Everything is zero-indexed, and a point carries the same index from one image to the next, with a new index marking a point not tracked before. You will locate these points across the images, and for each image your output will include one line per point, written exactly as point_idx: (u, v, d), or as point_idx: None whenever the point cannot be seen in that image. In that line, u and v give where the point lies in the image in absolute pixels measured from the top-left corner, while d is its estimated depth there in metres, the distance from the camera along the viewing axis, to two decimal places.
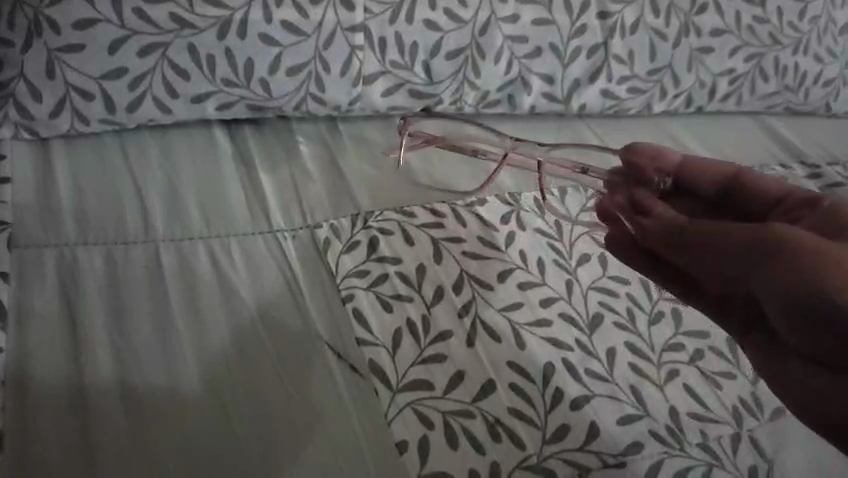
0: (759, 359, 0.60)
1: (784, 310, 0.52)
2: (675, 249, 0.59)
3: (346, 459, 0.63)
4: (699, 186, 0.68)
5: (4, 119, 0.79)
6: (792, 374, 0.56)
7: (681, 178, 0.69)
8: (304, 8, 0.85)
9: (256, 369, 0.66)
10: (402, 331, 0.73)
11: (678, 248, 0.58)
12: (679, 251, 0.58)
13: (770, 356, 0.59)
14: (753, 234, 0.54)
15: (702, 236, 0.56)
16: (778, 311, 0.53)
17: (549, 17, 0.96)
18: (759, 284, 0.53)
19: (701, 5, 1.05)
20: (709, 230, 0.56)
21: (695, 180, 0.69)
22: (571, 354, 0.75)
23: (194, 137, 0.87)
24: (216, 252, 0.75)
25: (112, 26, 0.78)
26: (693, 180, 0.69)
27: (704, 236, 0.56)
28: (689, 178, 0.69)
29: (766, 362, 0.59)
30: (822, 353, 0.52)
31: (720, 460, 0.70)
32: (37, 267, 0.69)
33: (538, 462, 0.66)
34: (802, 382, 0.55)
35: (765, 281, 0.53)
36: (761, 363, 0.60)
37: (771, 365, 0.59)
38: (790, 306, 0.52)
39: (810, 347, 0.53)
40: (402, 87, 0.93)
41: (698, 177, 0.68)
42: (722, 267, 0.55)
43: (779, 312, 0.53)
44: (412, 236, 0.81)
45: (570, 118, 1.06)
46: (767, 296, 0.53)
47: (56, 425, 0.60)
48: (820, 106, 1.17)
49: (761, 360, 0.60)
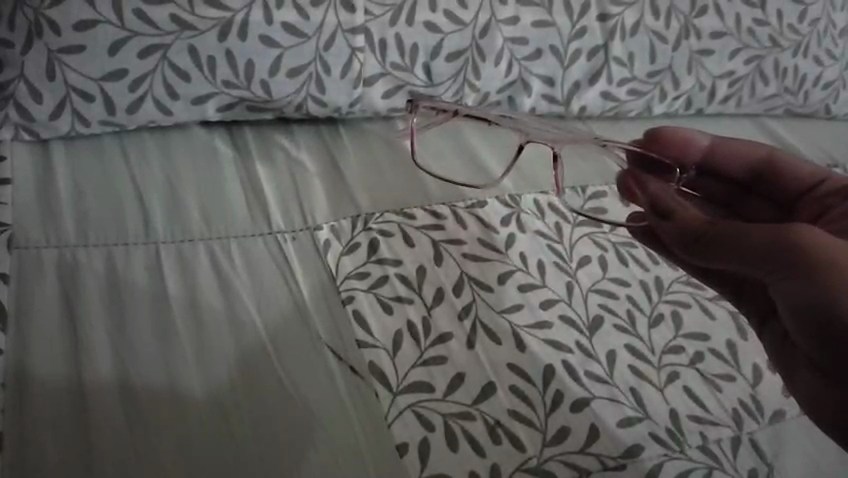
0: (775, 356, 0.67)
1: (797, 315, 0.55)
2: (696, 250, 0.59)
3: (346, 459, 0.63)
4: (726, 170, 0.74)
5: (4, 120, 0.79)
6: (799, 375, 0.63)
7: (708, 163, 0.75)
8: (304, 9, 0.85)
9: (260, 371, 0.66)
10: (402, 333, 0.73)
11: (699, 248, 0.59)
12: (699, 252, 0.59)
13: (784, 358, 0.65)
14: (772, 235, 0.54)
15: (721, 237, 0.57)
16: (793, 312, 0.56)
17: (549, 19, 0.96)
18: (778, 285, 0.55)
19: (701, 7, 1.05)
20: (727, 231, 0.57)
21: (722, 165, 0.74)
22: (571, 356, 0.75)
23: (194, 138, 0.87)
24: (216, 253, 0.75)
25: (112, 28, 0.78)
26: (721, 165, 0.74)
27: (722, 236, 0.57)
28: (717, 163, 0.74)
29: (782, 360, 0.65)
30: (822, 361, 0.58)
31: (720, 463, 0.70)
32: (37, 268, 0.69)
33: (538, 464, 0.66)
34: (808, 383, 0.61)
35: (783, 284, 0.54)
36: (776, 359, 0.66)
37: (785, 360, 0.65)
38: (802, 314, 0.55)
39: (814, 354, 0.58)
40: (402, 89, 0.93)
41: (727, 162, 0.74)
42: (741, 268, 0.56)
43: (793, 317, 0.56)
44: (412, 238, 0.81)
45: (570, 120, 1.05)
46: (783, 297, 0.56)
47: (56, 427, 0.59)
48: (819, 108, 1.17)
49: (776, 354, 0.66)
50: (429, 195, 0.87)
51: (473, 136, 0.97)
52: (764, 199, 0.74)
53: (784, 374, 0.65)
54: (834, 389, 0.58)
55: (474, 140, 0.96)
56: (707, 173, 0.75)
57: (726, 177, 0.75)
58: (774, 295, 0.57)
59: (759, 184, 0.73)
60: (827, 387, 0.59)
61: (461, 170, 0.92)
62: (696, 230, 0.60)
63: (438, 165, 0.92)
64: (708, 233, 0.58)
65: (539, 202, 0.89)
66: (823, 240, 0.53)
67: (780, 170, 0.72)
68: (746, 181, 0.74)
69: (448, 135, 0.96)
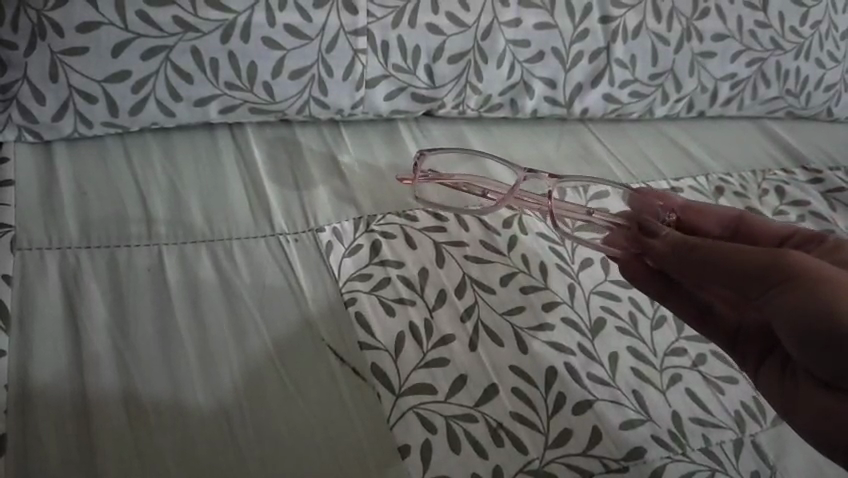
0: (771, 389, 0.63)
1: (790, 333, 0.53)
2: (688, 265, 0.58)
3: (347, 461, 0.62)
4: (703, 226, 0.75)
5: (7, 121, 0.78)
6: (799, 393, 0.59)
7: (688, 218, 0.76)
8: (306, 10, 0.85)
9: (261, 375, 0.66)
10: (405, 334, 0.73)
11: (691, 262, 0.58)
12: (690, 266, 0.58)
13: (786, 389, 0.61)
14: (767, 256, 0.54)
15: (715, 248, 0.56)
16: (788, 336, 0.54)
17: (551, 21, 0.96)
18: (775, 308, 0.53)
19: (703, 9, 1.04)
20: (720, 247, 0.56)
21: (698, 223, 0.75)
22: (574, 358, 0.75)
23: (197, 140, 0.87)
24: (218, 255, 0.75)
25: (115, 29, 0.78)
26: (696, 222, 0.75)
27: (712, 246, 0.57)
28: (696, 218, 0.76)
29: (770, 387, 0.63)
30: (823, 374, 0.55)
31: (723, 465, 0.70)
32: (41, 270, 0.69)
33: (541, 466, 0.66)
34: (810, 407, 0.57)
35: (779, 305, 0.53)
36: (777, 393, 0.62)
37: (783, 391, 0.61)
38: (803, 338, 0.53)
39: (816, 368, 0.55)
40: (405, 90, 0.93)
41: (703, 224, 0.75)
42: (733, 284, 0.55)
43: (793, 344, 0.54)
44: (414, 240, 0.81)
45: (573, 121, 1.07)
46: (781, 322, 0.53)
47: (58, 430, 0.59)
48: (821, 110, 1.18)
49: (775, 390, 0.62)
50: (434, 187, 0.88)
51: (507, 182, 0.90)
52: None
53: (785, 407, 0.60)
54: (833, 407, 0.55)
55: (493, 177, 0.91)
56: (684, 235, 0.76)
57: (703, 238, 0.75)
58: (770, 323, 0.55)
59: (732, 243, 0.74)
60: (826, 399, 0.55)
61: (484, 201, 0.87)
62: (685, 241, 0.59)
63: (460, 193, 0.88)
64: (701, 245, 0.57)
65: None
66: (817, 266, 0.53)
67: (757, 224, 0.73)
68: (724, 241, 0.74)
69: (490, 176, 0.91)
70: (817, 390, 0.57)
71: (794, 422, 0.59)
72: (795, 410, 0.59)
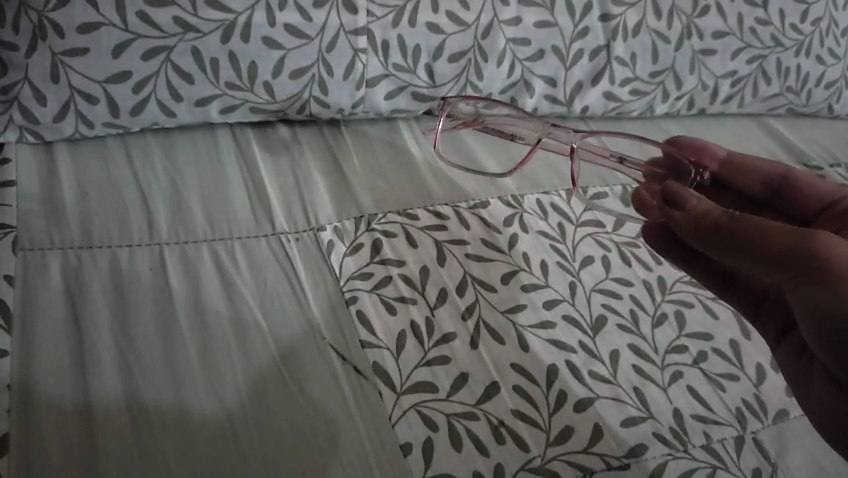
0: (789, 370, 0.68)
1: (810, 321, 0.55)
2: (715, 242, 0.57)
3: (349, 459, 0.63)
4: (741, 183, 0.77)
5: (8, 122, 0.79)
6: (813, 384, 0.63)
7: (724, 172, 0.78)
8: (306, 10, 0.85)
9: (263, 373, 0.66)
10: (406, 333, 0.73)
11: (714, 237, 0.57)
12: (712, 248, 0.57)
13: (800, 370, 0.66)
14: (795, 238, 0.53)
15: (738, 228, 0.55)
16: (805, 321, 0.55)
17: (551, 19, 0.96)
18: (796, 294, 0.54)
19: (703, 7, 1.04)
20: (747, 226, 0.55)
21: (738, 176, 0.77)
22: (574, 356, 0.75)
23: (198, 140, 0.87)
24: (219, 254, 0.75)
25: (116, 30, 0.78)
26: (735, 176, 0.77)
27: (735, 230, 0.55)
28: (733, 175, 0.77)
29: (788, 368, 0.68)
30: (838, 373, 0.58)
31: (724, 463, 0.70)
32: (43, 269, 0.69)
33: (542, 464, 0.66)
34: (817, 392, 0.62)
35: (802, 293, 0.54)
36: (792, 372, 0.67)
37: (798, 376, 0.66)
38: (818, 326, 0.54)
39: (833, 367, 0.57)
40: (406, 89, 0.94)
41: (743, 176, 0.77)
42: (758, 266, 0.55)
43: (806, 327, 0.56)
44: (415, 239, 0.81)
45: (573, 119, 1.07)
46: (799, 308, 0.55)
47: (60, 429, 0.59)
48: (821, 107, 1.18)
49: (791, 375, 0.67)
50: (444, 174, 0.91)
51: (491, 165, 0.95)
52: (775, 216, 0.76)
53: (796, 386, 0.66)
54: (837, 402, 0.59)
55: (481, 156, 0.96)
56: (725, 185, 0.78)
57: (743, 190, 0.77)
58: (789, 303, 0.56)
59: (774, 199, 0.76)
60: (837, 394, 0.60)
61: (477, 158, 0.96)
62: (711, 217, 0.57)
63: (465, 138, 0.98)
64: (722, 224, 0.56)
65: (542, 203, 0.90)
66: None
67: (804, 185, 0.74)
68: (760, 197, 0.77)
69: (496, 146, 0.99)
70: (830, 385, 0.60)
71: (807, 409, 0.63)
72: (809, 399, 0.63)
